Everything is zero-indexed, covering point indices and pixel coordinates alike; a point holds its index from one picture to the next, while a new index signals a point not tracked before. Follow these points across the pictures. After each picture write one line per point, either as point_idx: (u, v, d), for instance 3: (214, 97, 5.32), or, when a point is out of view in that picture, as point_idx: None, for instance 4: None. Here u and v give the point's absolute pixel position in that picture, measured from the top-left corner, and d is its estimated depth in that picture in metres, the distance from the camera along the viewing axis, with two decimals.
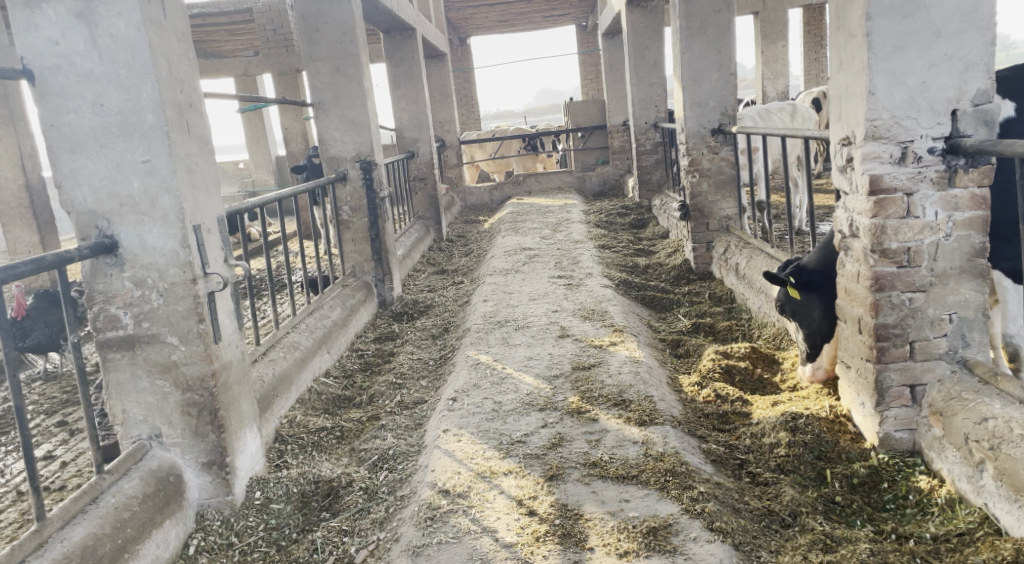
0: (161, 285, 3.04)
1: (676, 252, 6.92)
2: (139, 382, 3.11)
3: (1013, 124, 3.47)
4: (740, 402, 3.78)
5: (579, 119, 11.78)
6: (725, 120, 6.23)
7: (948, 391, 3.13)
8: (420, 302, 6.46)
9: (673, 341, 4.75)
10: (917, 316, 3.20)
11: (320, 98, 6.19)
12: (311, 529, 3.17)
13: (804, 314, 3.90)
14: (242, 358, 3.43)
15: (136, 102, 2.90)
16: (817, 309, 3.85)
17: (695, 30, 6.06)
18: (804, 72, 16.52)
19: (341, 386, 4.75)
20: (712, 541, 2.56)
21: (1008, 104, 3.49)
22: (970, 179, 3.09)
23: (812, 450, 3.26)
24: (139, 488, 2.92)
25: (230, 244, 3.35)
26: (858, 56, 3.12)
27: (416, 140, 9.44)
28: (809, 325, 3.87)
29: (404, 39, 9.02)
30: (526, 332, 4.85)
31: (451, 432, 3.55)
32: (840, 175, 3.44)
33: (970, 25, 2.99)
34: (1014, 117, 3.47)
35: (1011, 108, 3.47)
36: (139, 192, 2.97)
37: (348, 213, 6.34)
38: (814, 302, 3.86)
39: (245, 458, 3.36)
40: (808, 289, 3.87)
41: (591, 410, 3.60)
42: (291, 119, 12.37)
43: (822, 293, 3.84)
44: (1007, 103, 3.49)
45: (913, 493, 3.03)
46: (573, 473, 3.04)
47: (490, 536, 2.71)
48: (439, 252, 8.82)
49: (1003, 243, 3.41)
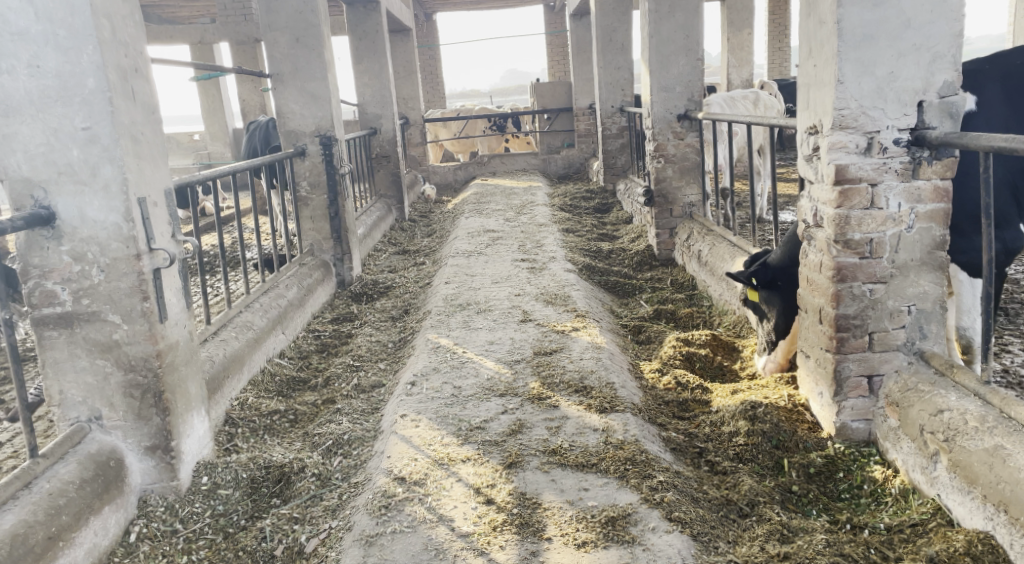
0: (103, 260, 2.91)
1: (639, 237, 6.90)
2: (77, 361, 2.98)
3: (974, 116, 3.43)
4: (700, 390, 3.75)
5: (545, 101, 11.65)
6: (691, 106, 6.20)
7: (905, 382, 3.12)
8: (380, 283, 6.35)
9: (635, 327, 4.71)
10: (877, 308, 3.18)
11: (279, 69, 6.02)
12: (261, 516, 3.11)
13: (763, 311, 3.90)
14: (190, 339, 3.32)
15: (77, 66, 2.76)
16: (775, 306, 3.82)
17: (664, 13, 6.01)
18: (769, 61, 16.63)
19: (296, 368, 4.65)
20: (671, 531, 2.52)
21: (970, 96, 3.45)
22: (934, 171, 3.06)
23: (771, 439, 3.21)
24: (76, 473, 2.80)
25: (177, 220, 3.22)
26: (827, 44, 3.07)
27: (378, 117, 9.28)
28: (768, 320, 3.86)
29: (368, 12, 8.85)
30: (488, 316, 4.78)
31: (408, 417, 3.47)
32: (805, 163, 3.40)
33: (940, 16, 2.95)
34: (976, 111, 3.43)
35: (972, 101, 3.44)
36: (79, 161, 2.83)
37: (306, 190, 6.19)
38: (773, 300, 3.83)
39: (191, 442, 3.24)
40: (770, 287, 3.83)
41: (551, 396, 3.55)
42: (248, 90, 12.19)
43: (781, 291, 3.80)
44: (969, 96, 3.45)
45: (868, 483, 3.01)
46: (532, 461, 2.99)
47: (446, 525, 2.64)
48: (401, 231, 8.71)
49: (959, 237, 3.38)
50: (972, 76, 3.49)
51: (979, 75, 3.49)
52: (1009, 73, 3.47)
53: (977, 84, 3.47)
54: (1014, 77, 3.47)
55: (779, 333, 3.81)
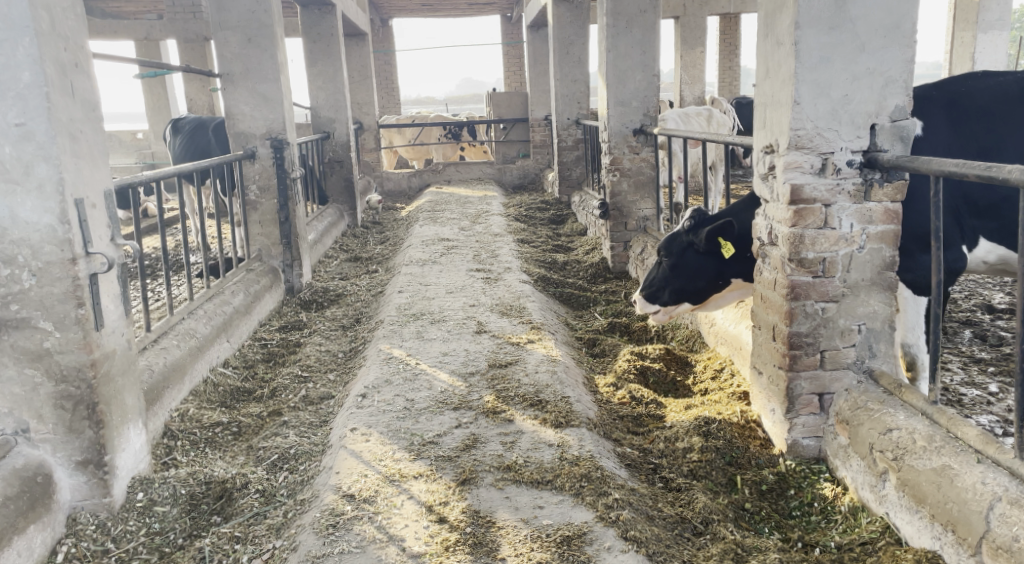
0: (34, 264, 2.82)
1: (594, 249, 6.92)
2: (5, 371, 2.87)
3: (922, 141, 3.45)
4: (654, 405, 3.75)
5: (501, 111, 11.65)
6: (646, 120, 6.24)
7: (855, 400, 3.10)
8: (331, 290, 6.25)
9: (589, 340, 4.71)
10: (829, 326, 3.15)
11: (229, 70, 5.88)
12: (200, 534, 3.01)
13: (689, 273, 3.98)
14: (128, 348, 3.21)
15: (11, 59, 2.67)
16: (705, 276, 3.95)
17: (621, 28, 6.03)
18: (719, 80, 16.94)
19: (241, 378, 4.54)
20: (626, 551, 2.51)
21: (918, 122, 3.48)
22: (885, 194, 3.05)
23: (724, 456, 3.22)
24: (1, 489, 2.69)
25: (118, 222, 3.13)
26: (784, 64, 3.03)
27: (332, 121, 9.15)
28: (692, 284, 3.99)
29: (323, 15, 8.78)
30: (442, 326, 4.73)
31: (359, 431, 3.40)
32: (760, 183, 3.35)
33: (893, 41, 2.96)
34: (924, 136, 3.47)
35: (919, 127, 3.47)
36: (12, 159, 2.73)
37: (256, 194, 6.07)
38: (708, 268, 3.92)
39: (126, 457, 3.13)
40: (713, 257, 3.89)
41: (506, 410, 3.51)
42: (197, 90, 12.02)
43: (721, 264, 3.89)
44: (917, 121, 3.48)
45: (818, 501, 3.00)
46: (486, 477, 2.95)
47: (397, 545, 2.59)
48: (353, 238, 8.59)
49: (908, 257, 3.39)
50: (918, 101, 3.54)
51: (924, 100, 3.54)
52: (952, 100, 3.54)
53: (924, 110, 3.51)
54: (957, 104, 3.54)
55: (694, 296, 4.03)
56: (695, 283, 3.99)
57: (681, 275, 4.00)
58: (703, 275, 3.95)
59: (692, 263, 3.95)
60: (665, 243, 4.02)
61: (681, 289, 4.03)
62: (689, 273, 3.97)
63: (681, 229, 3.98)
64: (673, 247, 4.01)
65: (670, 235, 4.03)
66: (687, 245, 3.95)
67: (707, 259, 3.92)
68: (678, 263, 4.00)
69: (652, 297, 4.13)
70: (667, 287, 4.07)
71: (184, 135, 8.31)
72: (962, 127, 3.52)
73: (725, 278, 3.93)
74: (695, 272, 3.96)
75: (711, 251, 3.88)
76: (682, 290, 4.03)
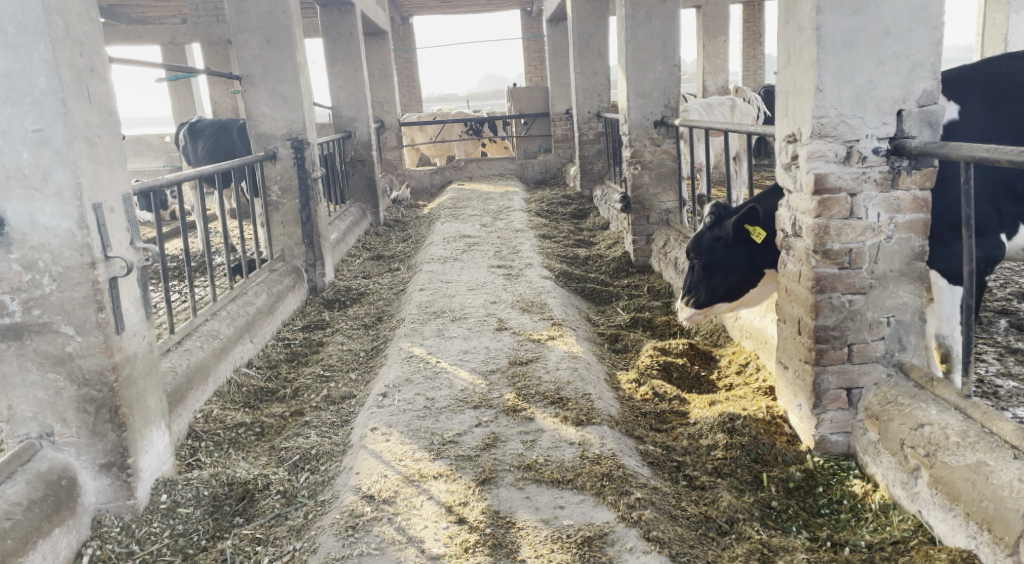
0: (55, 268, 2.81)
1: (616, 244, 6.84)
2: (28, 375, 2.87)
3: (956, 126, 3.37)
4: (677, 400, 3.68)
5: (522, 106, 11.59)
6: (668, 112, 6.15)
7: (884, 395, 3.01)
8: (353, 288, 6.24)
9: (611, 336, 4.65)
10: (856, 318, 3.07)
11: (248, 70, 5.88)
12: (222, 536, 2.99)
13: (723, 269, 3.86)
14: (149, 350, 3.20)
15: (26, 65, 2.66)
16: (739, 267, 3.82)
17: (641, 19, 5.94)
18: (743, 69, 16.73)
19: (264, 378, 4.54)
20: (649, 551, 2.45)
21: (953, 106, 3.39)
22: (913, 181, 2.95)
23: (749, 452, 3.14)
24: (25, 493, 2.69)
25: (136, 225, 3.12)
26: (806, 50, 2.95)
27: (353, 120, 9.14)
28: (728, 280, 3.86)
29: (342, 14, 8.78)
30: (463, 324, 4.69)
31: (379, 431, 3.37)
32: (784, 173, 3.27)
33: (920, 23, 2.86)
34: (959, 120, 3.38)
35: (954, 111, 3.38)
36: (30, 165, 2.73)
37: (277, 194, 6.07)
38: (739, 257, 3.80)
39: (150, 459, 3.13)
40: (743, 244, 3.78)
41: (527, 408, 3.47)
42: (220, 92, 12.08)
43: (753, 251, 3.77)
44: (952, 105, 3.39)
45: (847, 498, 2.92)
46: (506, 477, 2.91)
47: (417, 547, 2.55)
48: (376, 236, 8.59)
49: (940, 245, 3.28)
50: (954, 82, 3.44)
51: (960, 81, 3.43)
52: (989, 81, 3.44)
53: (959, 92, 3.41)
54: (995, 85, 3.44)
55: (730, 291, 3.89)
56: (729, 279, 3.87)
57: (715, 273, 3.89)
58: (736, 267, 3.82)
59: (722, 256, 3.85)
60: (692, 245, 3.93)
61: (715, 287, 3.91)
62: (722, 269, 3.85)
63: (705, 226, 3.91)
64: (699, 246, 3.92)
65: (694, 236, 3.95)
66: (714, 241, 3.86)
67: (738, 250, 3.80)
68: (709, 262, 3.89)
69: (689, 301, 4.01)
70: (702, 288, 3.96)
71: (206, 139, 8.24)
72: (999, 110, 3.42)
73: (759, 267, 3.79)
74: (727, 268, 3.85)
75: (740, 241, 3.77)
76: (716, 289, 3.91)
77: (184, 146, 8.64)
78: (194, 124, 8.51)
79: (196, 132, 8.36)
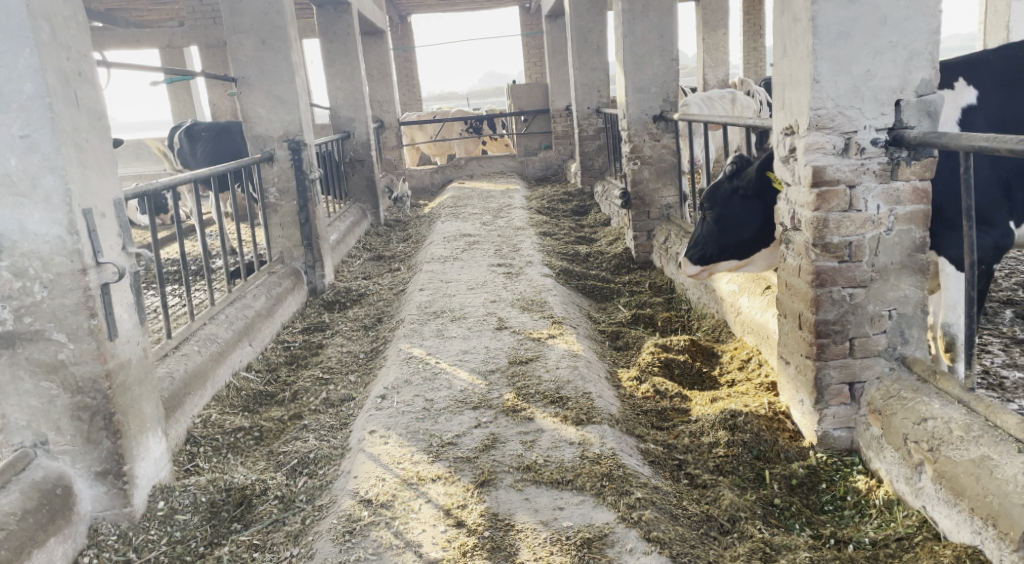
0: (45, 275, 2.79)
1: (617, 240, 6.81)
2: (21, 384, 2.85)
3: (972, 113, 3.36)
4: (679, 398, 3.65)
5: (521, 103, 11.51)
6: (666, 106, 6.11)
7: (887, 389, 2.97)
8: (353, 290, 6.21)
9: (612, 333, 4.61)
10: (858, 312, 3.03)
11: (243, 72, 5.86)
12: (220, 543, 2.97)
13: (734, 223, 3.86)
14: (144, 357, 3.18)
15: (12, 70, 2.64)
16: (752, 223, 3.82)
17: (638, 14, 5.90)
18: (744, 63, 16.66)
19: (263, 381, 4.52)
20: (649, 552, 2.42)
21: (970, 91, 3.37)
22: (912, 172, 2.91)
23: (751, 450, 3.11)
24: (19, 503, 2.67)
25: (128, 230, 3.10)
26: (802, 41, 2.91)
27: (351, 120, 9.12)
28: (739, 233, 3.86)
29: (339, 14, 8.75)
30: (463, 324, 4.66)
31: (378, 434, 3.35)
32: (782, 166, 3.23)
33: (916, 12, 2.82)
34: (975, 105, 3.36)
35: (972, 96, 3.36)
36: (18, 171, 2.71)
37: (275, 196, 6.05)
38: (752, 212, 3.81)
39: (147, 466, 3.11)
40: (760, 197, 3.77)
41: (526, 408, 3.44)
42: (219, 95, 12.13)
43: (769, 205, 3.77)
44: (969, 90, 3.37)
45: (851, 494, 2.88)
46: (506, 479, 2.88)
47: (414, 551, 2.53)
48: (376, 236, 8.57)
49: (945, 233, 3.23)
50: (975, 66, 3.39)
51: (980, 64, 3.39)
52: (1010, 65, 3.39)
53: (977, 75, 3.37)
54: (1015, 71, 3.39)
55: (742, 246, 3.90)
56: (741, 234, 3.87)
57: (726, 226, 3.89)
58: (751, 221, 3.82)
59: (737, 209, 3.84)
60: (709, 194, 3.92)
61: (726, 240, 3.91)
62: (735, 222, 3.85)
63: (723, 176, 3.89)
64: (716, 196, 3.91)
65: (712, 184, 3.93)
66: (732, 192, 3.84)
67: (754, 205, 3.80)
68: (723, 213, 3.88)
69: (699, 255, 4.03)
70: (712, 241, 3.97)
71: (206, 141, 8.17)
72: (1020, 96, 3.37)
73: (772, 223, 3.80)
74: (741, 222, 3.85)
75: (757, 194, 3.77)
76: (727, 242, 3.92)
77: (182, 148, 8.63)
78: (191, 127, 8.39)
79: (193, 134, 8.28)
